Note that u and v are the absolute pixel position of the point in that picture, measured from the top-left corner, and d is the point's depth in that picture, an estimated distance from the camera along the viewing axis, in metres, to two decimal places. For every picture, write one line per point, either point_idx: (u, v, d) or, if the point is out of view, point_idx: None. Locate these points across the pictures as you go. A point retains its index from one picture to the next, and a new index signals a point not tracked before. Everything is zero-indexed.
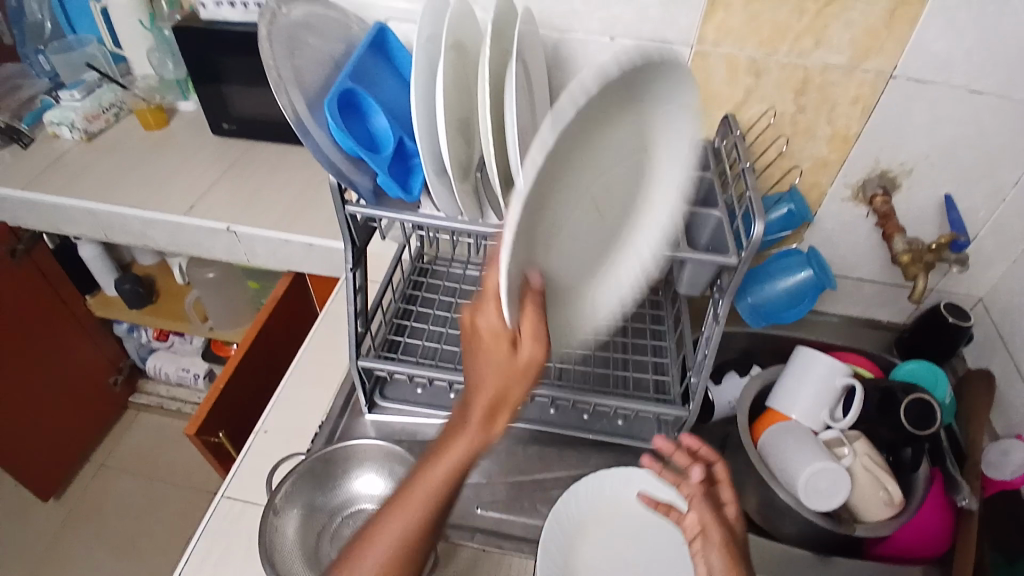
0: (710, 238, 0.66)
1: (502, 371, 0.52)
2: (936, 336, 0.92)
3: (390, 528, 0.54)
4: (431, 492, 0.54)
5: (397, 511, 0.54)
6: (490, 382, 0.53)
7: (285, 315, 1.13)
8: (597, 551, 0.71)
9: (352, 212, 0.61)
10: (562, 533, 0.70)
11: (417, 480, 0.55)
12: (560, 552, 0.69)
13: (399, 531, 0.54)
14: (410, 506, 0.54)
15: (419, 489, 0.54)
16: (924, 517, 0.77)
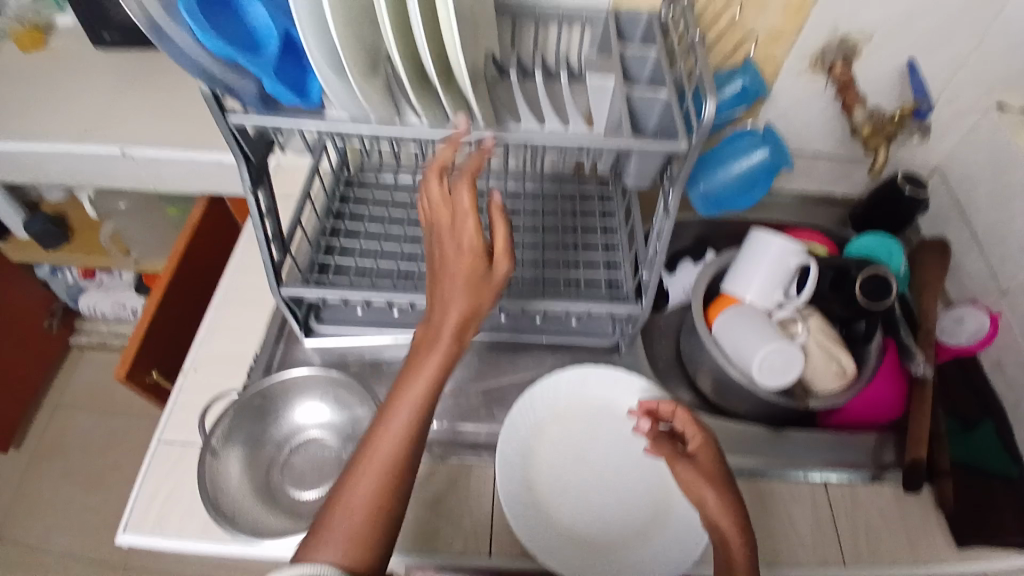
0: (658, 122, 0.58)
1: (472, 272, 0.51)
2: (891, 208, 0.90)
3: (366, 480, 0.47)
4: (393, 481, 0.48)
5: (356, 475, 0.48)
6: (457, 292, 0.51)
7: (207, 243, 1.03)
8: (557, 458, 0.69)
9: (237, 122, 0.51)
10: (518, 442, 0.68)
11: (373, 439, 0.49)
12: (517, 462, 0.67)
13: (361, 497, 0.47)
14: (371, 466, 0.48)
15: (400, 406, 0.50)
16: (877, 385, 0.79)
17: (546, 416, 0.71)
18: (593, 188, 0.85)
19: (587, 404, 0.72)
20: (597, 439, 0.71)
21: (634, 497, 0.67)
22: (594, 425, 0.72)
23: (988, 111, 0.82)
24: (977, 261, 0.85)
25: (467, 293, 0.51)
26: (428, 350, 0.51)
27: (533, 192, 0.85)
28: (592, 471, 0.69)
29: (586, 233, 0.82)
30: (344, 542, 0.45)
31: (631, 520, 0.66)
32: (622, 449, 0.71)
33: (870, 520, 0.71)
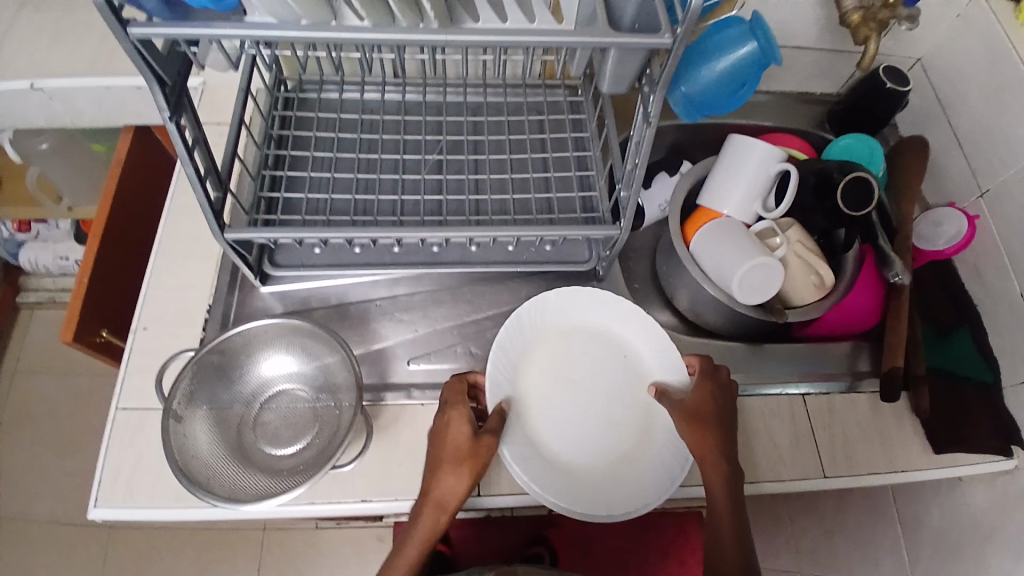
0: (637, 12, 0.51)
1: (456, 452, 0.59)
2: (873, 105, 0.86)
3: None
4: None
5: None
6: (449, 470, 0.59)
7: (140, 182, 0.94)
8: (545, 376, 0.68)
9: (142, 36, 0.42)
10: (509, 360, 0.66)
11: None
12: (507, 378, 0.66)
13: None
14: None
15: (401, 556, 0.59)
16: (855, 298, 0.77)
17: (534, 338, 0.68)
18: (561, 96, 0.78)
19: (574, 325, 0.70)
20: (585, 360, 0.69)
21: (621, 421, 0.67)
22: (580, 348, 0.70)
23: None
24: (956, 162, 0.82)
25: (456, 466, 0.58)
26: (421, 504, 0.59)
27: (496, 104, 0.78)
28: (579, 394, 0.68)
29: (556, 149, 0.75)
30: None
31: (615, 442, 0.65)
32: (608, 372, 0.69)
33: (846, 428, 0.72)
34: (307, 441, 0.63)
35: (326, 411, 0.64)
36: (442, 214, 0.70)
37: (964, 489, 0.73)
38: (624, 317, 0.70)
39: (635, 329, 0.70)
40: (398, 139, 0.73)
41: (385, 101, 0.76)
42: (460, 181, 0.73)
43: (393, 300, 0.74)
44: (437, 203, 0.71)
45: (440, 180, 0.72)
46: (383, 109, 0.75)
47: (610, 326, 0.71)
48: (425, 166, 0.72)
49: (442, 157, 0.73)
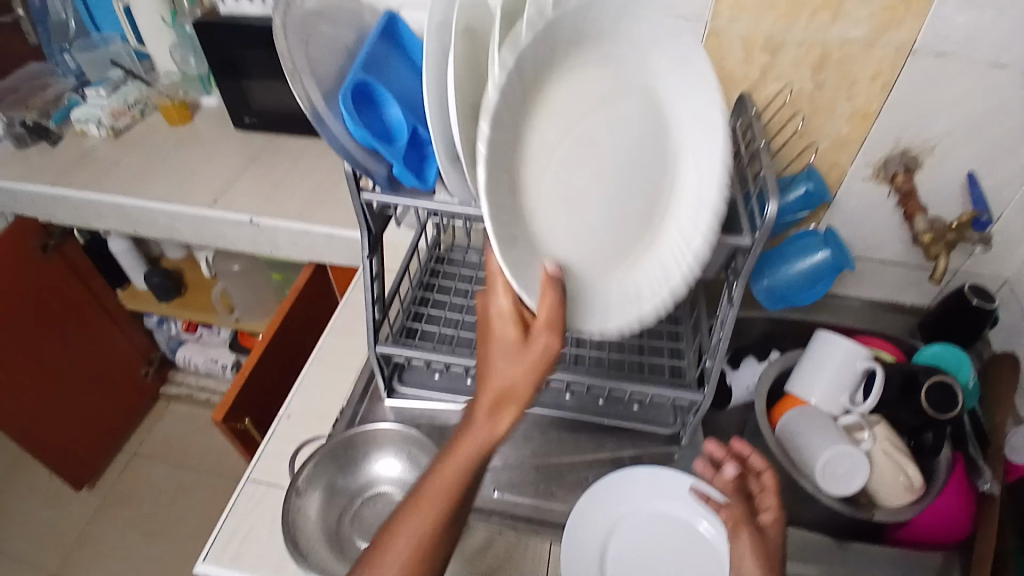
0: (726, 218, 0.65)
1: (522, 350, 0.54)
2: (960, 318, 0.90)
3: (403, 533, 0.52)
4: (429, 537, 0.53)
5: (403, 517, 0.53)
6: (513, 372, 0.53)
7: (308, 306, 1.16)
8: (565, 113, 0.56)
9: (367, 199, 0.62)
10: (522, 85, 0.52)
11: (426, 487, 0.54)
12: (513, 116, 0.52)
13: (404, 546, 0.52)
14: (422, 510, 0.53)
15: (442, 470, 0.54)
16: (943, 503, 0.75)
17: (547, 65, 0.53)
18: None
19: (617, 59, 0.56)
20: (622, 118, 0.58)
21: (628, 209, 0.60)
22: (603, 94, 0.57)
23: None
24: None
25: (523, 363, 0.53)
26: (472, 439, 0.54)
27: None
28: (595, 151, 0.58)
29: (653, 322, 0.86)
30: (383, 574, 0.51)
31: (621, 240, 0.61)
32: (629, 119, 0.58)
33: None
34: None
35: None
36: None
37: None
38: (699, 138, 0.59)
39: (687, 109, 0.58)
40: None
41: None
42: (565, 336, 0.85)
43: None
44: None
45: None
46: None
47: (665, 93, 0.58)
48: None
49: None
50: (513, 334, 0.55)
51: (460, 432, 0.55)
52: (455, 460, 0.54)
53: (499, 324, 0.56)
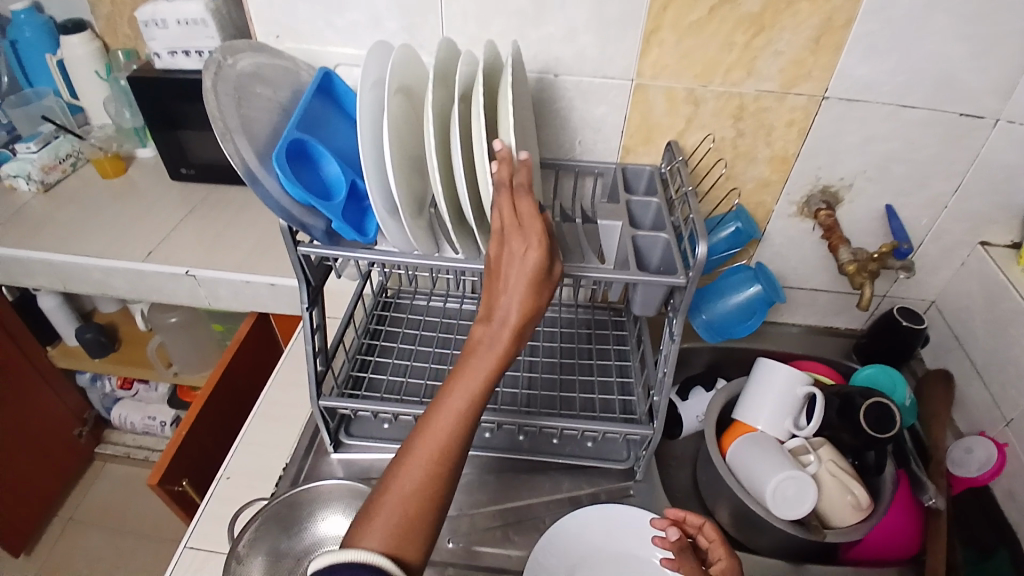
0: (661, 259, 0.67)
1: (531, 286, 0.52)
2: (890, 339, 0.95)
3: (400, 482, 0.49)
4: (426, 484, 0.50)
5: (406, 462, 0.50)
6: (513, 299, 0.52)
7: (251, 357, 1.12)
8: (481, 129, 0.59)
9: (305, 253, 0.61)
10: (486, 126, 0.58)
11: (425, 427, 0.51)
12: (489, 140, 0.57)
13: (409, 483, 0.49)
14: (423, 456, 0.50)
15: (436, 423, 0.51)
16: (891, 520, 0.77)
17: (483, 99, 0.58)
18: (607, 315, 0.93)
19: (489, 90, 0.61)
20: None
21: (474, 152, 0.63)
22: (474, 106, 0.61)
23: (973, 249, 0.90)
24: (979, 393, 0.88)
25: (523, 293, 0.52)
26: (472, 368, 0.52)
27: (552, 317, 0.93)
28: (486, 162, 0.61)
29: (601, 358, 0.88)
30: (379, 532, 0.48)
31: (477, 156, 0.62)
32: None
33: None
34: None
35: None
36: (498, 402, 0.81)
37: None
38: None
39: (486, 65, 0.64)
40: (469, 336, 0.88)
41: (462, 309, 0.93)
42: (516, 377, 0.85)
43: None
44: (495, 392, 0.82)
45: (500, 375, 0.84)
46: (458, 314, 0.91)
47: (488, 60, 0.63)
48: None
49: None
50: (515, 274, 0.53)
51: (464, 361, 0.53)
52: (452, 397, 0.51)
53: (525, 223, 0.53)
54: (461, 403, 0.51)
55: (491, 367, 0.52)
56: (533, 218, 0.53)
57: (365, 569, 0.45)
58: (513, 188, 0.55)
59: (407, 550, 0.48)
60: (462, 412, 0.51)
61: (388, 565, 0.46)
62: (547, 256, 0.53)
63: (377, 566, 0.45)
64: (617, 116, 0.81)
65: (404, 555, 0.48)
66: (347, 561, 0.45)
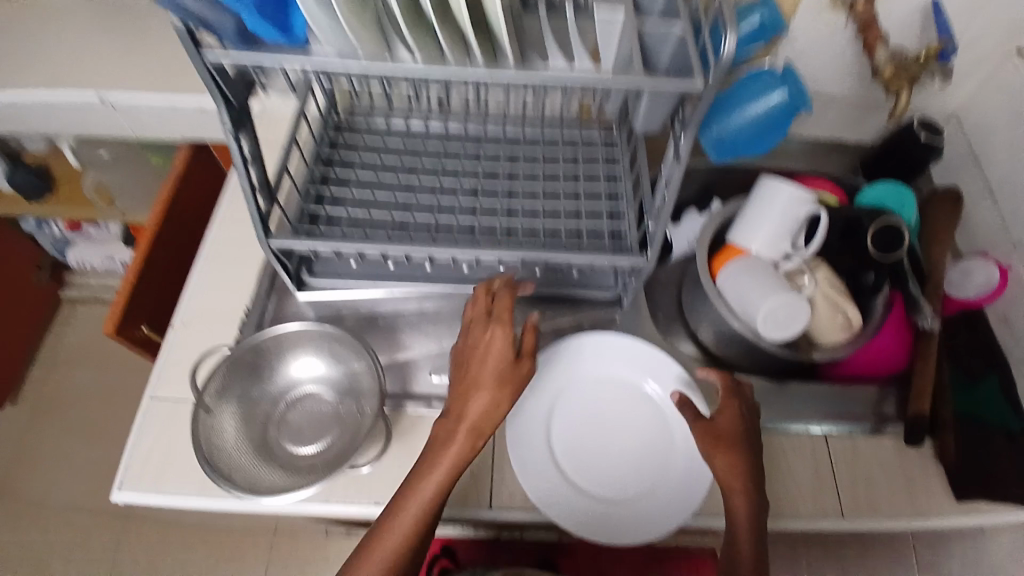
0: (671, 58, 0.54)
1: (496, 381, 0.57)
2: (904, 155, 0.87)
3: (386, 542, 0.55)
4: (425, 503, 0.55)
5: (389, 526, 0.55)
6: (479, 401, 0.56)
7: (195, 193, 1.00)
8: None
9: (216, 60, 0.48)
10: None
11: (403, 507, 0.56)
12: None
13: (399, 533, 0.55)
14: (404, 517, 0.55)
15: (419, 493, 0.55)
16: (881, 340, 0.76)
17: None
18: (596, 133, 0.81)
19: None
20: None
21: None
22: None
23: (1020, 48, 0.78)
24: (988, 212, 0.82)
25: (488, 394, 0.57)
26: (439, 450, 0.57)
27: (533, 137, 0.81)
28: None
29: (589, 182, 0.78)
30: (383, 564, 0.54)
31: None
32: None
33: (869, 471, 0.70)
34: (330, 442, 0.64)
35: (350, 414, 0.66)
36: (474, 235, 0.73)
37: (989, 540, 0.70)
38: None
39: None
40: (438, 163, 0.77)
41: (428, 129, 0.80)
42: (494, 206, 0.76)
43: (420, 313, 0.74)
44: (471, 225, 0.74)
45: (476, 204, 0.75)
46: (424, 136, 0.79)
47: None
48: (462, 189, 0.76)
49: (478, 182, 0.76)
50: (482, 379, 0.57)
51: (430, 453, 0.57)
52: (424, 485, 0.55)
53: (492, 312, 0.61)
54: (440, 477, 0.55)
55: (453, 466, 0.56)
56: (498, 322, 0.59)
57: None
58: (490, 285, 0.63)
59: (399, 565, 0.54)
60: (435, 495, 0.55)
61: None
62: (512, 354, 0.58)
63: None
64: None
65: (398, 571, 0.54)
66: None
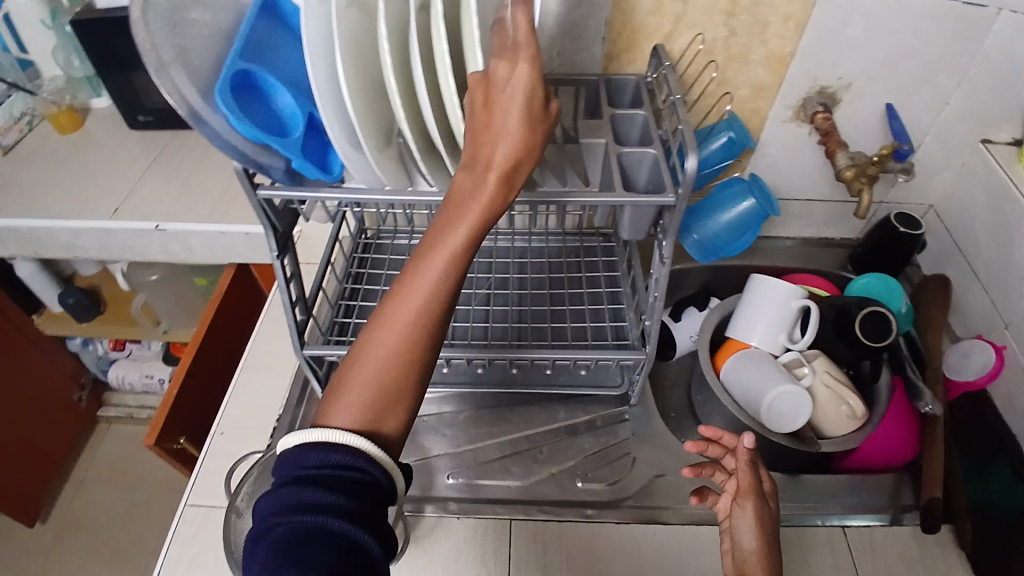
0: (649, 176, 0.66)
1: (526, 127, 0.47)
2: (889, 246, 0.92)
3: (379, 344, 0.45)
4: (419, 313, 0.45)
5: (376, 329, 0.45)
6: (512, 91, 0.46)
7: (234, 311, 1.09)
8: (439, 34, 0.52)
9: (265, 196, 0.58)
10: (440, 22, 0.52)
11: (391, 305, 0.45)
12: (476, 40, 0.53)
13: (386, 345, 0.45)
14: (396, 315, 0.45)
15: (418, 281, 0.45)
16: (886, 427, 0.79)
17: None
18: (597, 242, 0.90)
19: None
20: None
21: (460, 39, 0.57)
22: None
23: (976, 147, 0.86)
24: (978, 298, 0.86)
25: (513, 140, 0.46)
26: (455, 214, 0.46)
27: (540, 248, 0.90)
28: None
29: (591, 287, 0.85)
30: (360, 399, 0.44)
31: None
32: None
33: (891, 566, 0.68)
34: None
35: None
36: (487, 339, 0.80)
37: None
38: None
39: None
40: None
41: None
42: (505, 312, 0.83)
43: (440, 416, 0.79)
44: (484, 329, 0.81)
45: (489, 310, 0.83)
46: None
47: None
48: (475, 298, 0.84)
49: (490, 291, 0.85)
50: (504, 124, 0.46)
51: (432, 239, 0.46)
52: (423, 273, 0.45)
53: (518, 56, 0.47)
54: (443, 261, 0.45)
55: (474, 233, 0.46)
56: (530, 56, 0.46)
57: (339, 453, 0.41)
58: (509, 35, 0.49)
59: (384, 421, 0.44)
60: (436, 283, 0.45)
61: (368, 443, 0.42)
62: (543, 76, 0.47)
63: (354, 447, 0.42)
64: (599, 18, 0.74)
65: (384, 427, 0.44)
66: (318, 442, 0.41)
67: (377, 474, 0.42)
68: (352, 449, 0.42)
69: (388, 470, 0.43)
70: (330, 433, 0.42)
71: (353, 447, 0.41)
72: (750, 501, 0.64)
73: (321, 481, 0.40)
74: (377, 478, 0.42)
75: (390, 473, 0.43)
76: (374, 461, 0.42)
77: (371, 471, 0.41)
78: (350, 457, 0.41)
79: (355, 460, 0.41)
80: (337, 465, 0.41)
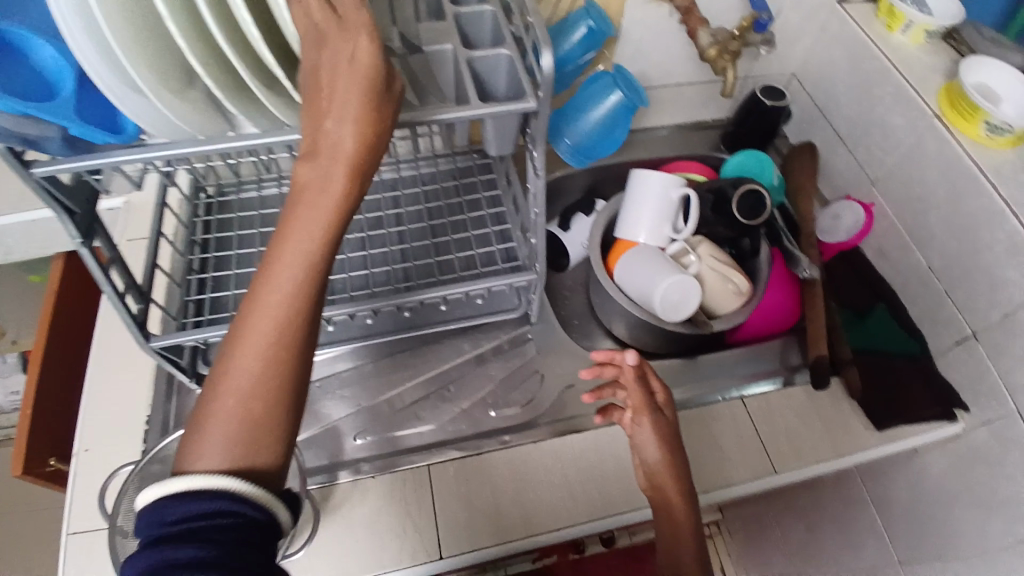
0: (508, 80, 0.59)
1: (370, 93, 0.39)
2: (757, 121, 0.93)
3: (238, 370, 0.38)
4: (282, 331, 0.39)
5: (233, 355, 0.39)
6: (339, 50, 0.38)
7: (77, 307, 0.95)
8: None
9: (44, 174, 0.46)
10: None
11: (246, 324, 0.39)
12: None
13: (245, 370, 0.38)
14: (252, 336, 0.39)
15: (271, 291, 0.39)
16: (772, 295, 0.82)
17: None
18: (471, 161, 0.83)
19: None
20: None
21: None
22: None
23: (834, 8, 0.85)
24: (843, 158, 0.88)
25: (354, 127, 0.39)
26: (303, 217, 0.39)
27: (410, 177, 0.82)
28: None
29: (473, 211, 0.80)
30: (224, 438, 0.38)
31: None
32: None
33: (788, 423, 0.73)
34: None
35: None
36: (370, 288, 0.73)
37: (922, 462, 0.74)
38: None
39: None
40: None
41: None
42: (385, 254, 0.76)
43: (335, 377, 0.73)
44: (365, 277, 0.74)
45: (366, 256, 0.75)
46: None
47: None
48: (349, 244, 0.76)
49: (364, 234, 0.77)
50: (343, 103, 0.39)
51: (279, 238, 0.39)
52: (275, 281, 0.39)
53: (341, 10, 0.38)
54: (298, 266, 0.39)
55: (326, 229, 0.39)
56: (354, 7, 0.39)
57: (203, 501, 0.35)
58: None
59: (259, 457, 0.38)
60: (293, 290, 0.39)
61: (241, 486, 0.36)
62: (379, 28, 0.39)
63: (226, 492, 0.35)
64: None
65: (258, 465, 0.38)
66: (180, 492, 0.35)
67: (256, 513, 0.36)
68: (231, 492, 0.36)
69: (269, 507, 0.37)
70: (191, 480, 0.35)
71: (223, 495, 0.35)
72: (648, 416, 0.65)
73: (188, 535, 0.34)
74: (256, 518, 0.36)
75: (272, 509, 0.37)
76: (249, 504, 0.36)
77: (249, 512, 0.36)
78: (223, 500, 0.35)
79: (227, 503, 0.35)
80: (207, 513, 0.35)
